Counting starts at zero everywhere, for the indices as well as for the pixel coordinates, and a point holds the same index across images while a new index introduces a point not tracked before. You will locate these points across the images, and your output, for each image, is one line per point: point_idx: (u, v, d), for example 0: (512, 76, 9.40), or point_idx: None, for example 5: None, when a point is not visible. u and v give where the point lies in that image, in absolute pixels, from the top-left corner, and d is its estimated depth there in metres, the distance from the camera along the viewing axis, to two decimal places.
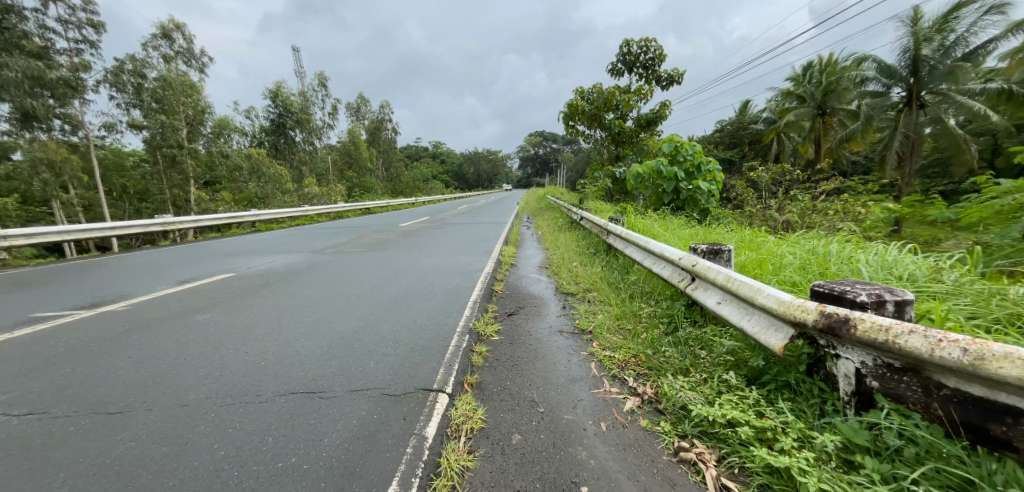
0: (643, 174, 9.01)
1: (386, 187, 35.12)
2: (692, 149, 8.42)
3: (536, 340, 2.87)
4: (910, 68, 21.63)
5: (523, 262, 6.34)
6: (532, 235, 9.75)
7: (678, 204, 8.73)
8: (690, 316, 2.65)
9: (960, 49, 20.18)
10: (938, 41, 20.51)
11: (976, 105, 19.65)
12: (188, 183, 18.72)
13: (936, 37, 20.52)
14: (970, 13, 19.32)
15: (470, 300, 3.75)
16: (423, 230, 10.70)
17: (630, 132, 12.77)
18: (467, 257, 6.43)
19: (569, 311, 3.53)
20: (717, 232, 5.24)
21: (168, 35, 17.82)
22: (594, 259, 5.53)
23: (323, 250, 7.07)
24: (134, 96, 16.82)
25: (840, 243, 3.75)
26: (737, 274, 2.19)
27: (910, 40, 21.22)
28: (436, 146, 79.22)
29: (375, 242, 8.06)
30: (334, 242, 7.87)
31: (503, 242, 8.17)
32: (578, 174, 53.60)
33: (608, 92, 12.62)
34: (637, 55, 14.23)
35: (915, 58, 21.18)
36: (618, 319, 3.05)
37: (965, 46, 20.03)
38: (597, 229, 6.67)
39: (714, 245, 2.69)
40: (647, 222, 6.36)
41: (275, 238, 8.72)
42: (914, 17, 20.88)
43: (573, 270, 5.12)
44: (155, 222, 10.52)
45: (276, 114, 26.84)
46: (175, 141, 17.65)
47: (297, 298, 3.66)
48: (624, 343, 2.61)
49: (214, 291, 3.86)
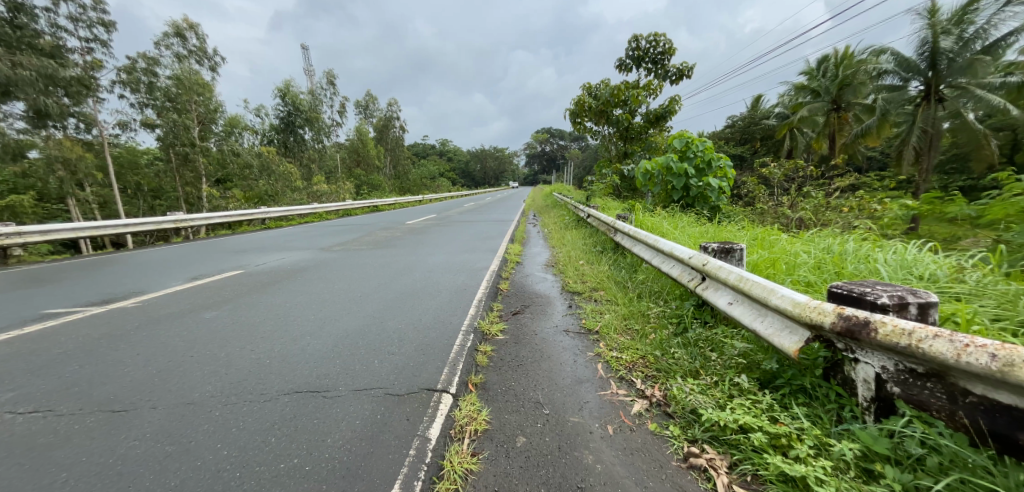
0: (653, 171, 8.92)
1: (394, 184, 35.32)
2: (703, 145, 8.26)
3: (541, 340, 2.83)
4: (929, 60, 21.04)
5: (530, 260, 6.30)
6: (539, 233, 9.69)
7: (687, 201, 8.59)
8: (700, 316, 2.58)
9: (980, 42, 19.58)
10: (956, 33, 19.89)
11: (996, 98, 19.13)
12: (200, 181, 18.99)
13: (954, 30, 19.90)
14: (988, 5, 18.75)
15: (475, 298, 3.72)
16: (429, 227, 10.72)
17: (638, 128, 12.64)
18: (473, 254, 6.42)
19: (575, 310, 3.48)
20: (728, 230, 5.14)
21: (180, 34, 18.03)
22: (602, 257, 5.47)
23: (330, 248, 7.11)
24: (149, 96, 17.13)
25: (856, 241, 3.65)
26: (748, 273, 2.13)
27: (929, 32, 20.66)
28: (444, 143, 79.37)
29: (382, 239, 8.09)
30: (342, 239, 7.92)
31: (509, 240, 8.13)
32: (586, 171, 53.37)
33: (616, 88, 12.50)
34: (646, 50, 14.05)
35: (934, 51, 20.55)
36: (625, 319, 3.00)
37: (985, 39, 19.42)
38: (605, 227, 6.61)
39: (725, 244, 2.62)
40: (655, 220, 6.28)
41: (285, 235, 8.79)
42: (933, 9, 20.37)
43: (579, 268, 5.06)
44: (167, 219, 10.70)
45: (285, 112, 27.09)
46: (188, 139, 17.89)
47: (303, 295, 3.67)
48: (632, 344, 2.56)
49: (222, 288, 3.89)
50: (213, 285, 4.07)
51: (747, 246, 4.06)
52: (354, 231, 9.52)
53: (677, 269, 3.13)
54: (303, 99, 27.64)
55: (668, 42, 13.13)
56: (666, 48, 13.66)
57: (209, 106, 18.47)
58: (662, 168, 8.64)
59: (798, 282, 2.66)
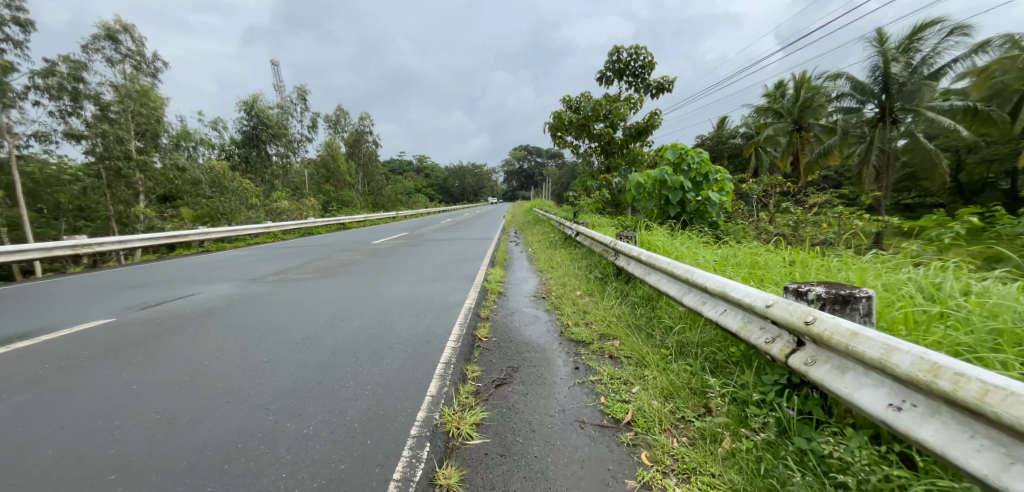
0: (645, 184, 8.06)
1: (366, 200, 33.88)
2: (699, 156, 7.62)
3: (540, 446, 1.76)
4: (881, 85, 21.64)
5: (513, 289, 5.27)
6: (521, 253, 8.72)
7: (685, 218, 7.82)
8: (807, 410, 1.53)
9: (926, 68, 20.37)
10: (905, 60, 20.62)
11: (946, 121, 19.55)
12: (137, 199, 17.60)
13: (903, 57, 20.68)
14: (932, 35, 19.84)
15: (441, 361, 2.66)
16: (394, 248, 9.58)
17: (620, 142, 12.03)
18: (441, 283, 5.32)
19: (587, 377, 2.45)
20: (750, 250, 4.33)
21: (112, 37, 17.41)
22: (604, 287, 4.50)
23: (267, 278, 5.85)
24: (73, 103, 15.71)
25: (936, 269, 2.79)
26: (917, 344, 1.15)
27: (879, 59, 21.29)
28: (420, 159, 78.62)
29: (334, 265, 6.89)
30: (282, 266, 6.65)
31: (488, 263, 7.08)
32: (563, 188, 53.58)
33: (595, 101, 11.91)
34: (627, 62, 13.59)
35: (886, 76, 21.01)
36: (670, 402, 1.97)
37: (930, 66, 20.25)
38: (601, 248, 5.64)
39: (836, 288, 1.55)
40: (658, 236, 5.39)
41: (216, 262, 7.50)
42: (881, 38, 21.25)
43: (577, 303, 4.09)
44: (65, 242, 8.91)
45: (249, 126, 25.67)
46: (122, 152, 16.95)
47: (183, 367, 2.58)
48: (699, 464, 1.51)
49: (65, 359, 2.74)
50: (48, 358, 2.80)
51: (778, 273, 3.17)
52: (304, 254, 8.30)
53: (733, 315, 2.15)
54: (270, 114, 26.32)
55: (650, 55, 12.72)
56: (646, 62, 13.23)
57: (159, 119, 18.34)
58: (656, 181, 7.80)
59: (932, 334, 1.75)
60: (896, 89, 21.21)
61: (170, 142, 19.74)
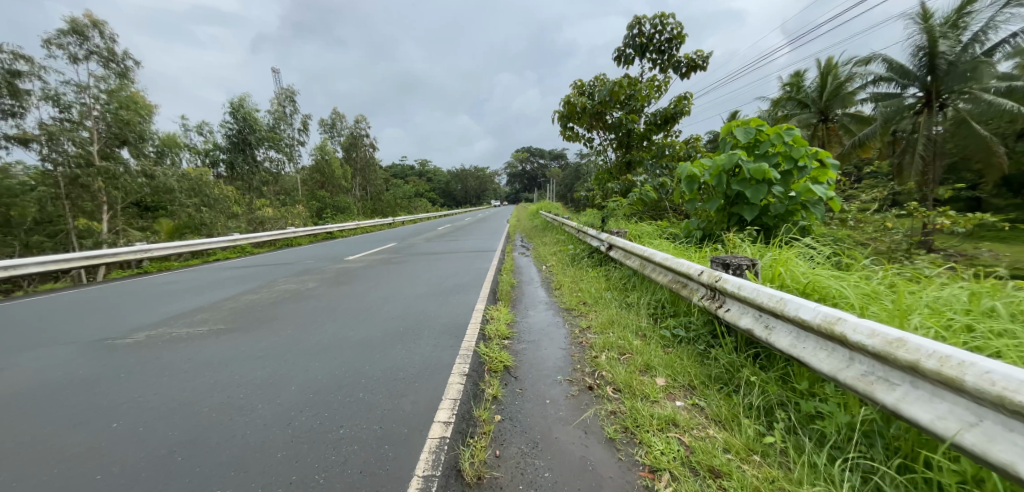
0: (703, 176, 5.81)
1: (364, 205, 31.83)
2: (791, 133, 5.30)
3: None
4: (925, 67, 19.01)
5: (530, 356, 3.06)
6: (535, 274, 6.51)
7: (766, 224, 5.54)
8: None
9: (977, 46, 18.08)
10: (954, 38, 18.13)
11: (1007, 103, 17.28)
12: (101, 212, 15.73)
13: (952, 34, 18.08)
14: (984, 8, 17.43)
15: None
16: (366, 267, 7.35)
17: (644, 132, 9.85)
18: (402, 349, 3.07)
19: None
20: (1012, 298, 2.14)
21: (79, 32, 15.33)
22: (721, 378, 2.27)
23: (129, 333, 3.57)
24: (15, 100, 13.46)
25: None
26: None
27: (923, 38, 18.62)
28: (424, 164, 76.88)
29: (260, 304, 4.64)
30: (179, 309, 4.41)
31: (488, 295, 4.85)
32: (568, 189, 51.28)
33: (613, 82, 9.60)
34: (651, 36, 11.32)
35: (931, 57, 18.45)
36: None
37: (982, 43, 17.97)
38: (675, 282, 3.38)
39: None
40: (774, 255, 3.13)
41: (101, 298, 5.29)
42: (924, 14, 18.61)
43: (684, 432, 1.86)
44: None
45: (236, 129, 23.44)
46: (80, 158, 14.94)
47: None
48: None
49: None
50: None
51: None
52: (240, 282, 6.09)
53: None
54: (259, 117, 24.25)
55: (678, 26, 10.50)
56: (675, 33, 10.93)
57: (131, 122, 16.32)
58: (722, 172, 5.54)
59: None
60: (943, 70, 18.55)
61: (153, 150, 17.79)
